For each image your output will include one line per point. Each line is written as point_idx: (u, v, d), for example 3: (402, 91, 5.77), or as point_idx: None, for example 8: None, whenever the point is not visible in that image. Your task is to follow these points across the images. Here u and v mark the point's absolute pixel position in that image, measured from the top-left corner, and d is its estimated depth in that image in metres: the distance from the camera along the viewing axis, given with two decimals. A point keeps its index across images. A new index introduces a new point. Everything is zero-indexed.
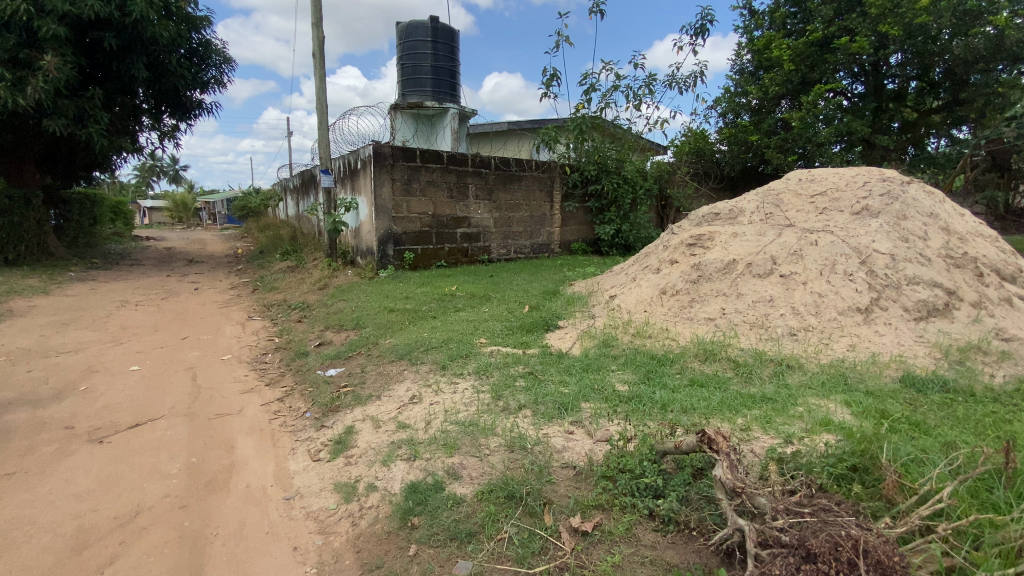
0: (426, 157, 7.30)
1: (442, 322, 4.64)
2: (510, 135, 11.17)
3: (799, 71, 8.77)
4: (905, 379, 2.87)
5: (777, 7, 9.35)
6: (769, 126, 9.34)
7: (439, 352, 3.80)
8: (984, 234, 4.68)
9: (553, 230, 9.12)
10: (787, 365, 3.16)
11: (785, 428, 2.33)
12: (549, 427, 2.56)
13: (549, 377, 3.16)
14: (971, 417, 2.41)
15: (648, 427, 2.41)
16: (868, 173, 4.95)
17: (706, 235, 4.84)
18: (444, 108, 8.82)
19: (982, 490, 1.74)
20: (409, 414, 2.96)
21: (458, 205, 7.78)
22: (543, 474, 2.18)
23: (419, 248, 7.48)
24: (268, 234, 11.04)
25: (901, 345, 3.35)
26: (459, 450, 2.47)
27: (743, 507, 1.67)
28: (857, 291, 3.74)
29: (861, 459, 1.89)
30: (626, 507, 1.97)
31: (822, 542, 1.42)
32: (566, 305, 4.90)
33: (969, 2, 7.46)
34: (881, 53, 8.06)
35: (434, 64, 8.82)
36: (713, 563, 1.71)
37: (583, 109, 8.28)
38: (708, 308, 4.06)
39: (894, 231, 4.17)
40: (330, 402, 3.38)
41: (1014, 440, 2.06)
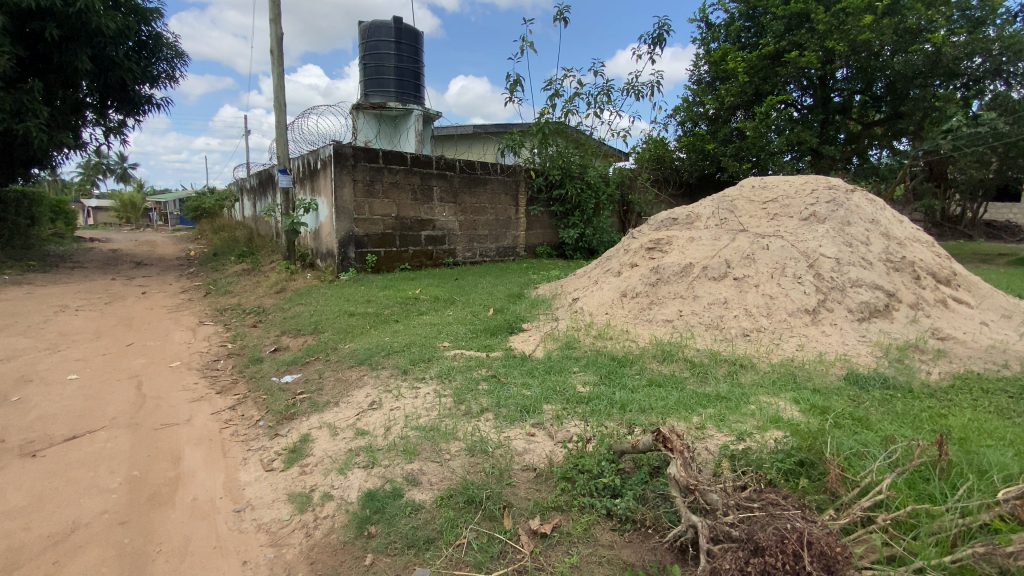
0: (389, 158, 7.18)
1: (404, 326, 4.56)
2: (475, 139, 11.16)
3: (752, 83, 9.14)
4: (849, 377, 3.01)
5: (732, 21, 9.72)
6: (725, 135, 9.67)
7: (400, 356, 3.73)
8: (921, 240, 4.98)
9: (519, 233, 9.16)
10: (740, 365, 3.26)
11: (738, 426, 2.40)
12: (511, 430, 2.55)
13: (512, 380, 3.16)
14: (910, 412, 2.55)
15: (607, 427, 2.44)
16: (815, 181, 5.19)
17: (665, 239, 4.96)
18: (408, 109, 8.72)
19: (920, 481, 1.83)
20: (368, 421, 2.88)
21: (423, 207, 7.69)
22: (503, 477, 2.17)
23: (382, 250, 7.34)
24: (222, 236, 10.62)
25: (846, 344, 3.51)
26: (419, 455, 2.43)
27: (696, 503, 1.71)
28: (806, 293, 3.91)
29: (807, 455, 1.96)
30: (585, 507, 1.97)
31: (769, 536, 1.46)
32: (529, 308, 4.92)
33: (908, 21, 7.89)
34: (828, 67, 8.46)
35: (397, 65, 8.70)
36: (667, 560, 1.73)
37: (547, 114, 8.34)
38: (666, 310, 4.16)
39: (839, 236, 4.40)
40: (285, 410, 3.26)
41: (947, 433, 2.18)
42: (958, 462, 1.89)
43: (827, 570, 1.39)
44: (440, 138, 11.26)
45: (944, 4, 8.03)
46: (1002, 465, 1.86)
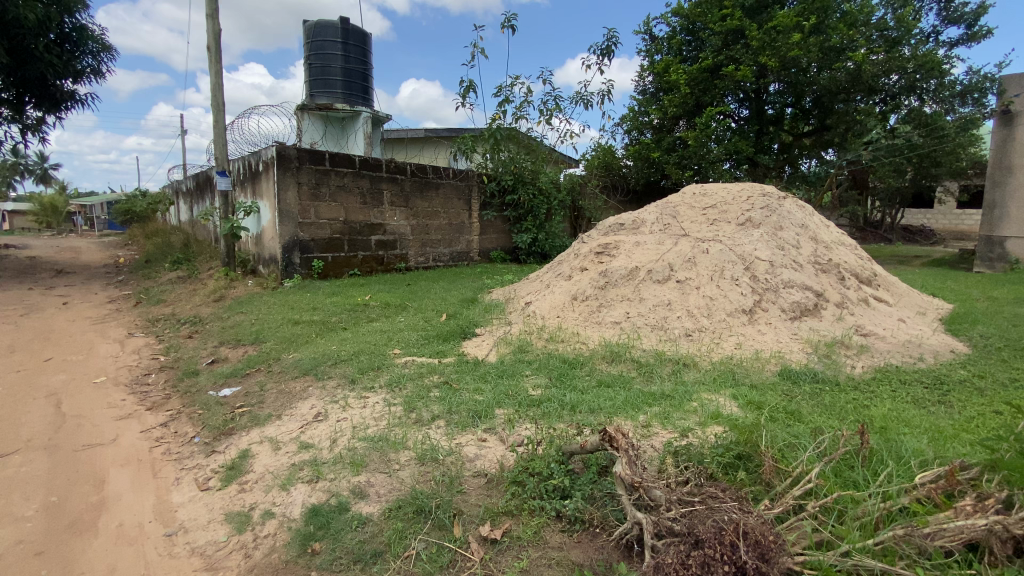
0: (336, 161, 6.99)
1: (352, 333, 4.43)
2: (426, 143, 11.07)
3: (693, 94, 9.56)
4: (783, 372, 3.19)
5: (674, 34, 10.12)
6: (669, 144, 10.02)
7: (348, 365, 3.62)
8: (845, 244, 5.36)
9: (472, 238, 9.13)
10: (683, 363, 3.39)
11: (681, 423, 2.49)
12: (462, 436, 2.52)
13: (464, 386, 3.12)
14: (837, 404, 2.73)
15: (557, 429, 2.46)
16: (751, 188, 5.47)
17: (613, 244, 5.09)
18: (356, 112, 8.54)
19: (846, 468, 1.96)
20: (313, 433, 2.77)
21: (372, 211, 7.53)
22: (454, 485, 2.13)
23: (329, 255, 7.13)
24: (156, 241, 9.98)
25: (780, 342, 3.72)
26: (367, 466, 2.35)
27: (640, 500, 1.75)
28: (742, 294, 4.12)
29: (745, 448, 2.06)
30: (535, 510, 1.98)
31: (708, 528, 1.52)
32: (482, 313, 4.90)
33: (832, 40, 8.43)
34: (762, 81, 8.97)
35: (344, 66, 8.49)
36: (614, 557, 1.76)
37: (498, 120, 8.38)
38: (615, 313, 4.26)
39: (772, 240, 4.67)
40: (223, 424, 3.08)
41: (868, 424, 2.35)
42: (879, 450, 2.04)
43: (762, 558, 1.46)
44: (390, 141, 11.10)
45: (864, 25, 8.65)
46: (918, 451, 2.01)
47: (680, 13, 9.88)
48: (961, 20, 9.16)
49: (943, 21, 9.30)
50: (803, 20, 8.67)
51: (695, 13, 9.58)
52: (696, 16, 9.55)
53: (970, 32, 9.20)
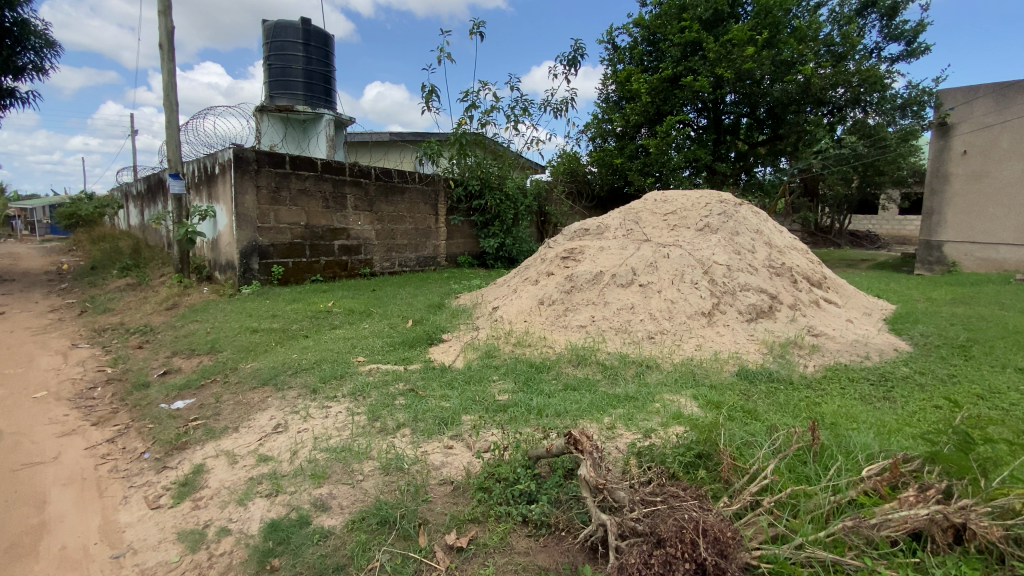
0: (297, 164, 6.82)
1: (314, 341, 4.31)
2: (391, 147, 10.94)
3: (654, 103, 9.81)
4: (741, 373, 3.30)
5: (636, 44, 10.35)
6: (631, 151, 10.24)
7: (310, 374, 3.53)
8: (797, 248, 5.59)
9: (439, 242, 9.08)
10: (646, 365, 3.46)
11: (644, 424, 2.54)
12: (428, 444, 2.49)
13: (430, 393, 3.09)
14: (791, 401, 2.85)
15: (523, 434, 2.46)
16: (709, 195, 5.65)
17: (578, 249, 5.15)
18: (318, 114, 8.37)
19: (799, 464, 2.04)
20: (272, 445, 2.67)
21: (335, 216, 7.37)
22: (420, 494, 2.10)
23: (290, 261, 6.93)
24: (103, 246, 9.46)
25: (738, 343, 3.85)
26: (328, 478, 2.29)
27: (605, 502, 1.77)
28: (702, 297, 4.25)
29: (704, 447, 2.12)
30: (501, 516, 1.97)
31: (670, 527, 1.55)
32: (449, 318, 4.87)
33: (783, 54, 8.84)
34: (718, 92, 9.29)
35: (306, 67, 8.30)
36: (579, 560, 1.77)
37: (464, 125, 8.36)
38: (580, 317, 4.31)
39: (729, 245, 4.83)
40: (175, 439, 2.93)
41: (818, 421, 2.46)
42: (829, 445, 2.13)
43: (721, 555, 1.49)
44: (354, 144, 10.94)
45: (813, 41, 9.09)
46: (864, 446, 2.12)
47: (641, 24, 10.12)
48: (901, 37, 9.77)
49: (885, 38, 9.89)
50: (756, 34, 9.04)
51: (656, 24, 9.83)
52: (656, 27, 9.81)
53: (909, 49, 9.83)
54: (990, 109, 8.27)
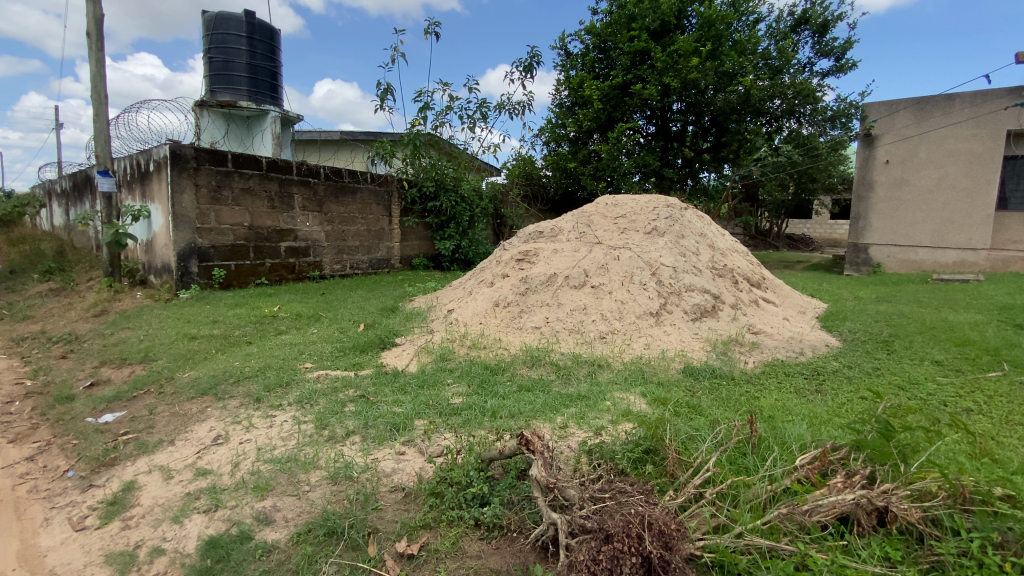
0: (240, 162, 6.52)
1: (259, 348, 4.13)
2: (341, 146, 10.65)
3: (605, 110, 10.06)
4: (686, 370, 3.43)
5: (587, 51, 10.58)
6: (584, 156, 10.45)
7: (254, 382, 3.37)
8: (739, 251, 5.87)
9: (393, 244, 8.91)
10: (598, 365, 3.53)
11: (595, 422, 2.60)
12: (379, 451, 2.44)
13: (382, 398, 3.02)
14: (732, 396, 2.99)
15: (476, 437, 2.45)
16: (656, 200, 5.85)
17: (532, 251, 5.19)
18: (263, 111, 8.03)
19: (739, 456, 2.13)
20: (211, 458, 2.53)
21: (282, 216, 7.10)
22: (369, 502, 2.05)
23: (232, 263, 6.61)
24: (21, 248, 8.68)
25: (683, 341, 4.00)
26: (273, 490, 2.19)
27: (555, 501, 1.79)
28: (650, 298, 4.39)
29: (652, 442, 2.19)
30: (453, 521, 1.95)
31: (617, 523, 1.58)
32: (403, 322, 4.79)
33: (725, 65, 9.26)
34: (666, 100, 9.61)
35: (250, 62, 7.96)
36: (531, 560, 1.77)
37: (418, 126, 8.26)
38: (535, 318, 4.35)
39: (675, 248, 5.02)
40: (103, 454, 2.72)
41: (756, 414, 2.59)
42: (766, 437, 2.24)
43: (666, 547, 1.54)
44: (302, 142, 10.57)
45: (752, 54, 9.58)
46: (798, 437, 2.24)
47: (593, 32, 10.35)
48: (831, 53, 10.45)
49: (817, 54, 10.56)
50: (700, 46, 9.43)
51: (607, 32, 10.08)
52: (607, 35, 10.06)
53: (838, 64, 10.53)
54: (909, 122, 8.98)
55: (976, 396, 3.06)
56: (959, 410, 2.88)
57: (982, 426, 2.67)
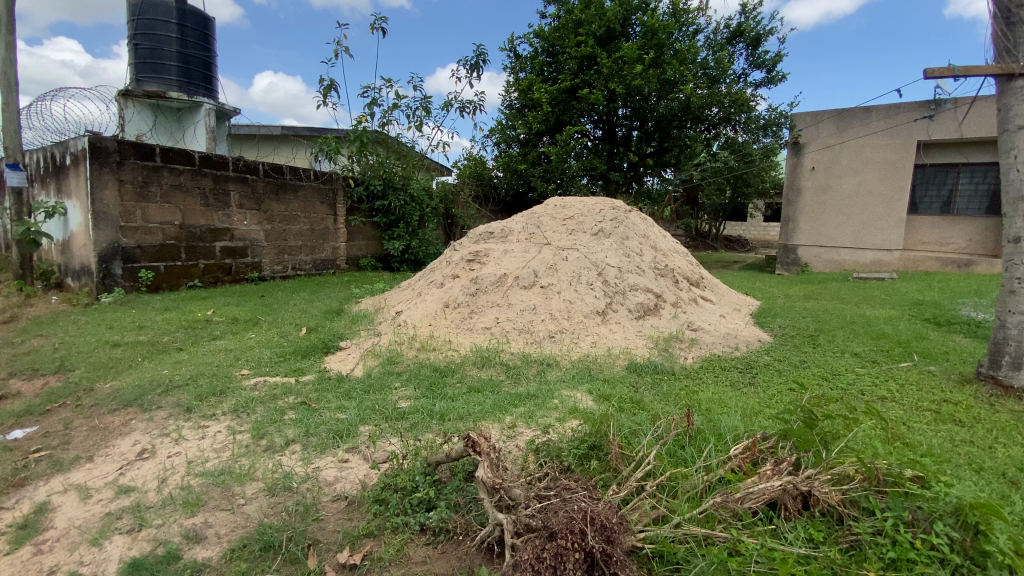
0: (170, 157, 6.12)
1: (190, 354, 3.89)
2: (282, 142, 10.22)
3: (553, 113, 10.22)
4: (631, 366, 3.54)
5: (535, 54, 10.70)
6: (534, 157, 10.57)
7: (184, 391, 3.17)
8: (679, 252, 6.11)
9: (338, 244, 8.64)
10: (546, 364, 3.58)
11: (543, 420, 2.63)
12: (320, 459, 2.35)
13: (324, 405, 2.92)
14: (673, 391, 3.11)
15: (423, 440, 2.41)
16: (603, 202, 5.98)
17: (483, 251, 5.18)
18: (196, 103, 7.57)
19: (679, 449, 2.22)
20: (135, 475, 2.36)
21: (216, 214, 6.72)
22: (309, 513, 1.97)
23: (161, 265, 6.19)
24: None
25: (628, 339, 4.12)
26: (204, 506, 2.07)
27: (501, 502, 1.80)
28: (596, 297, 4.49)
29: (596, 439, 2.25)
30: (397, 527, 1.91)
31: (561, 520, 1.61)
32: (348, 325, 4.65)
33: (667, 73, 9.60)
34: (612, 106, 9.88)
35: (180, 50, 7.48)
36: (476, 561, 1.77)
37: (365, 123, 8.03)
38: (485, 318, 4.34)
39: (620, 249, 5.16)
40: (9, 474, 2.45)
41: (694, 408, 2.71)
42: (703, 429, 2.34)
43: (608, 541, 1.58)
44: (239, 137, 10.06)
45: (692, 63, 10.00)
46: (732, 428, 2.36)
47: (542, 35, 10.49)
48: (763, 65, 11.08)
49: (750, 65, 11.17)
50: (644, 54, 9.74)
51: (555, 36, 10.24)
52: (555, 39, 10.21)
53: (769, 76, 11.18)
54: (832, 131, 9.68)
55: (889, 384, 3.34)
56: (875, 398, 3.13)
57: (895, 413, 2.91)
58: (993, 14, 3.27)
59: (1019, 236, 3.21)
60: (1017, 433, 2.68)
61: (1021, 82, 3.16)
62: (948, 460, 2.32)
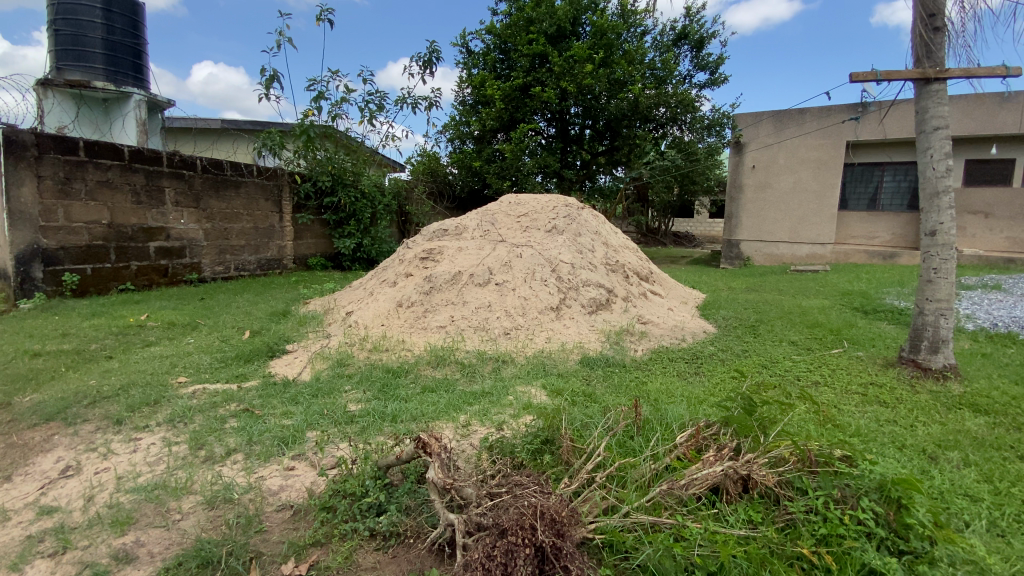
0: (96, 151, 5.70)
1: (121, 363, 3.64)
2: (223, 136, 9.73)
3: (507, 110, 10.22)
4: (584, 360, 3.60)
5: (488, 51, 10.66)
6: (488, 154, 10.54)
7: (115, 402, 2.97)
8: (630, 247, 6.26)
9: (285, 243, 8.32)
10: (502, 361, 3.58)
11: (497, 417, 2.64)
12: (264, 468, 2.26)
13: (268, 411, 2.80)
14: (624, 382, 3.19)
15: (374, 443, 2.37)
16: (556, 199, 6.04)
17: (437, 249, 5.13)
18: (125, 94, 7.07)
19: (628, 439, 2.28)
20: (58, 494, 2.18)
21: (150, 213, 6.32)
22: (252, 525, 1.89)
23: (88, 267, 5.77)
24: None
25: (581, 334, 4.19)
26: (135, 524, 1.94)
27: (453, 501, 1.80)
28: (550, 293, 4.54)
29: (548, 433, 2.28)
30: (346, 534, 1.86)
31: (511, 518, 1.61)
32: (296, 327, 4.49)
33: (617, 73, 9.80)
34: (564, 104, 9.98)
35: (106, 37, 6.97)
36: (427, 563, 1.75)
37: (311, 117, 7.74)
38: (439, 317, 4.30)
39: (574, 245, 5.24)
40: None
41: (642, 398, 2.80)
42: (651, 420, 2.42)
43: (558, 535, 1.59)
44: (174, 130, 9.50)
45: (640, 64, 10.24)
46: (678, 417, 2.45)
47: (493, 32, 10.46)
48: (706, 67, 11.50)
49: (695, 67, 11.56)
50: (594, 53, 9.90)
51: (506, 33, 10.24)
52: (506, 36, 10.22)
53: (713, 78, 11.62)
54: (771, 132, 10.19)
55: (822, 370, 3.56)
56: (810, 383, 3.33)
57: (827, 397, 3.10)
58: (913, 21, 3.52)
59: (935, 230, 3.47)
60: (934, 412, 2.91)
61: (936, 86, 3.42)
62: (874, 439, 2.49)
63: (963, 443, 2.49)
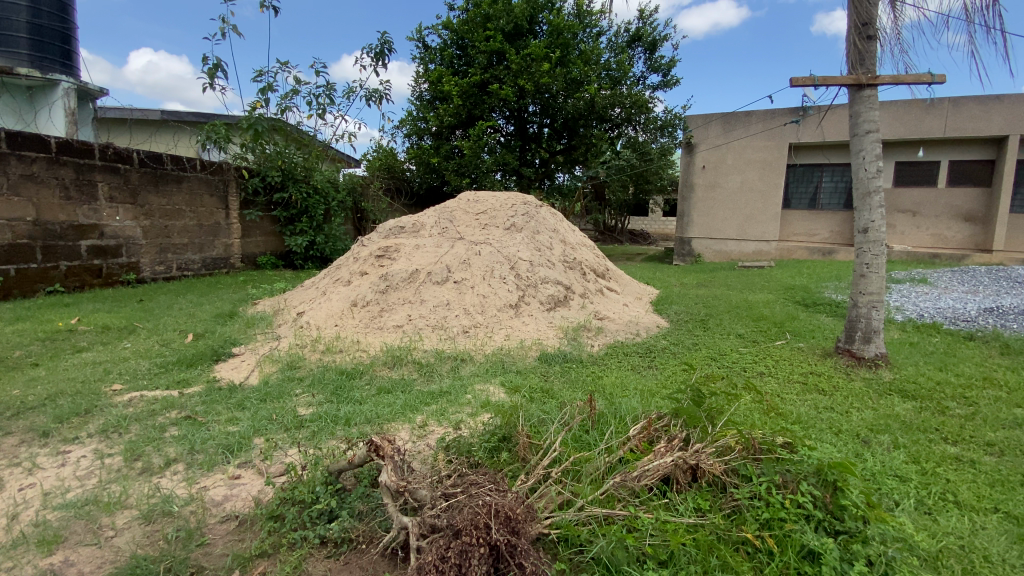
0: (18, 141, 5.27)
1: (49, 370, 3.38)
2: (163, 127, 9.20)
3: (464, 107, 10.15)
4: (542, 357, 3.63)
5: (445, 46, 10.55)
6: (446, 151, 10.44)
7: (40, 413, 2.75)
8: (586, 245, 6.35)
9: (232, 241, 7.96)
10: (460, 359, 3.56)
11: (455, 417, 2.63)
12: (207, 478, 2.16)
13: (213, 418, 2.68)
14: (580, 378, 3.24)
15: (325, 448, 2.30)
16: (515, 197, 6.05)
17: (393, 247, 5.04)
18: (53, 82, 6.56)
19: (582, 434, 2.32)
20: None
21: (81, 209, 5.90)
22: (193, 538, 1.80)
23: (11, 267, 5.33)
24: None
25: (539, 330, 4.22)
26: (63, 543, 1.81)
27: (406, 504, 1.77)
28: (509, 291, 4.55)
29: (504, 430, 2.28)
30: (295, 542, 1.80)
31: (465, 518, 1.61)
32: (243, 329, 4.31)
33: (573, 72, 9.89)
34: (523, 102, 10.00)
35: (31, 20, 6.45)
36: (380, 567, 1.73)
37: (259, 109, 7.41)
38: (396, 317, 4.23)
39: (533, 243, 5.27)
40: None
41: (597, 394, 2.86)
42: (606, 414, 2.47)
43: (512, 532, 1.60)
44: (108, 120, 8.91)
45: (596, 65, 10.37)
46: (630, 410, 2.51)
47: (450, 28, 10.37)
48: (659, 69, 11.79)
49: (648, 69, 11.84)
50: (550, 52, 9.98)
51: (463, 29, 10.17)
52: (463, 32, 10.15)
53: (665, 80, 11.92)
54: (719, 132, 10.58)
55: (766, 361, 3.74)
56: (755, 373, 3.50)
57: (771, 386, 3.26)
58: (848, 29, 3.73)
59: (867, 227, 3.70)
60: (867, 398, 3.11)
61: (868, 92, 3.64)
62: (813, 425, 2.65)
63: (893, 427, 2.68)
